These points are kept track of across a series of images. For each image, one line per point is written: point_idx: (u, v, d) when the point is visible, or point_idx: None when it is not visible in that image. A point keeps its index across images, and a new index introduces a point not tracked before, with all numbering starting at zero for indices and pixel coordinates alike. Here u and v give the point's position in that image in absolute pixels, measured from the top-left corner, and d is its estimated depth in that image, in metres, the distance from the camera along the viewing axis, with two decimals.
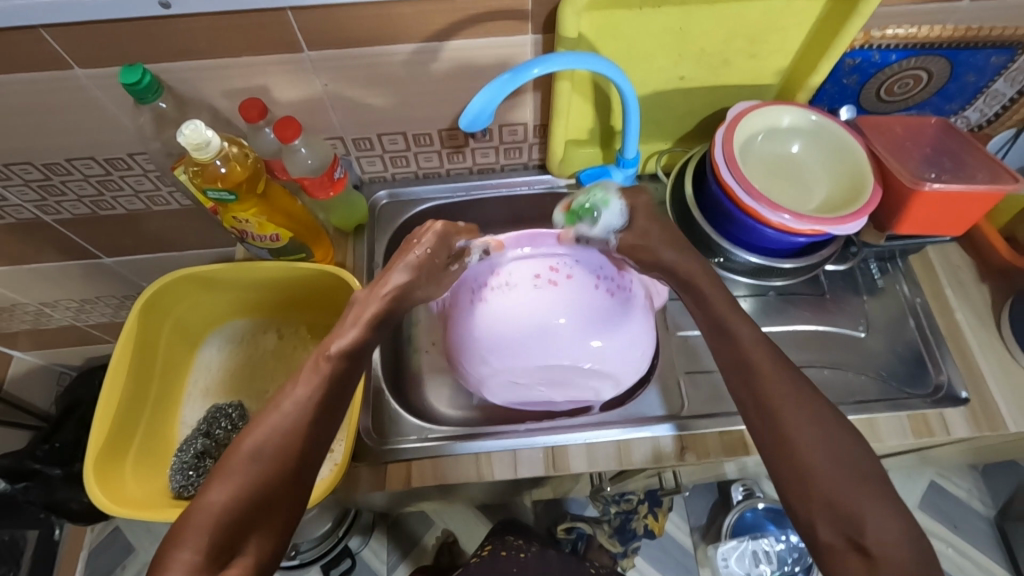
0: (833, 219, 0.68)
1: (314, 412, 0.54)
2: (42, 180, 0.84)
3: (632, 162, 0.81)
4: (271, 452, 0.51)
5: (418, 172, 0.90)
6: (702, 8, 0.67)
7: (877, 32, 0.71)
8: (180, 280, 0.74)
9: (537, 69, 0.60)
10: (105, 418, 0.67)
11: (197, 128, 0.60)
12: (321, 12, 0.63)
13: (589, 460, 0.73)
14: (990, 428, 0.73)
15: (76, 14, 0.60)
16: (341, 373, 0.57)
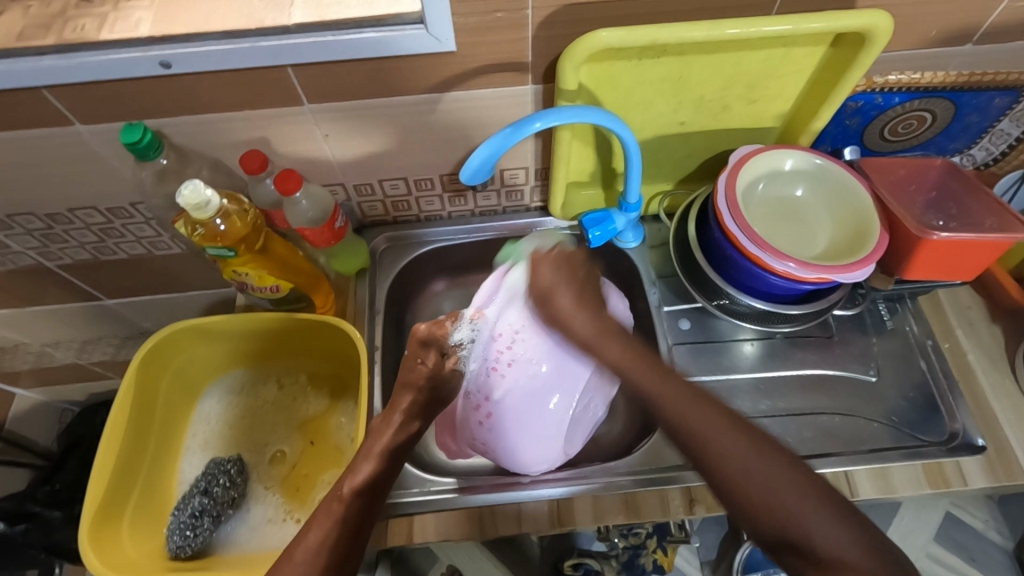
0: (840, 268, 0.67)
1: (328, 552, 0.55)
2: (44, 229, 0.84)
3: (635, 206, 0.80)
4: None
5: (419, 215, 0.89)
6: (703, 57, 0.66)
7: (880, 78, 0.71)
8: (179, 331, 0.74)
9: (538, 124, 0.60)
10: (101, 478, 0.66)
11: (196, 188, 0.60)
12: (319, 68, 0.63)
13: (595, 514, 0.71)
14: (1009, 478, 0.70)
15: (77, 75, 0.60)
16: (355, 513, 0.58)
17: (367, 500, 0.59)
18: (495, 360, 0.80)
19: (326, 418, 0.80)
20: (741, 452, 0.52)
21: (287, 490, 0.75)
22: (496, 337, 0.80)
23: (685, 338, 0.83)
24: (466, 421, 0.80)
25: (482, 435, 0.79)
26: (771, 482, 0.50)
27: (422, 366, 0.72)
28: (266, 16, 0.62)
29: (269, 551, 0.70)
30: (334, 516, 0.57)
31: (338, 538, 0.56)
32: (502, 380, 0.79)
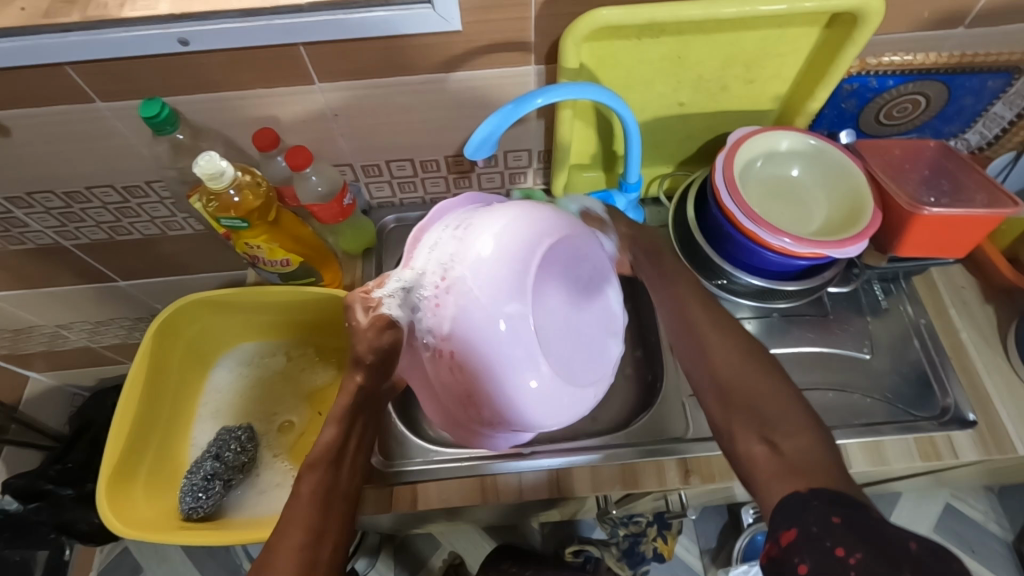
0: (833, 243, 0.69)
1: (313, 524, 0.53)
2: (63, 208, 0.87)
3: (635, 185, 0.81)
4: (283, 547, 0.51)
5: (425, 196, 0.92)
6: (700, 38, 0.69)
7: (873, 59, 0.73)
8: (192, 303, 0.76)
9: (540, 99, 0.62)
10: (117, 441, 0.68)
11: (211, 158, 0.62)
12: (331, 46, 0.65)
13: (594, 483, 0.73)
14: (999, 452, 0.72)
15: (99, 52, 0.62)
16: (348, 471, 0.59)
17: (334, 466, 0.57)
18: (429, 309, 0.61)
19: (333, 389, 0.82)
20: (745, 380, 0.57)
21: (295, 458, 0.78)
22: (422, 288, 0.61)
23: None
24: (432, 381, 0.64)
25: (481, 413, 0.63)
26: (769, 404, 0.54)
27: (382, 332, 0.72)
28: None
29: (278, 514, 0.73)
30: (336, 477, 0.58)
31: (318, 500, 0.55)
32: (443, 327, 0.60)
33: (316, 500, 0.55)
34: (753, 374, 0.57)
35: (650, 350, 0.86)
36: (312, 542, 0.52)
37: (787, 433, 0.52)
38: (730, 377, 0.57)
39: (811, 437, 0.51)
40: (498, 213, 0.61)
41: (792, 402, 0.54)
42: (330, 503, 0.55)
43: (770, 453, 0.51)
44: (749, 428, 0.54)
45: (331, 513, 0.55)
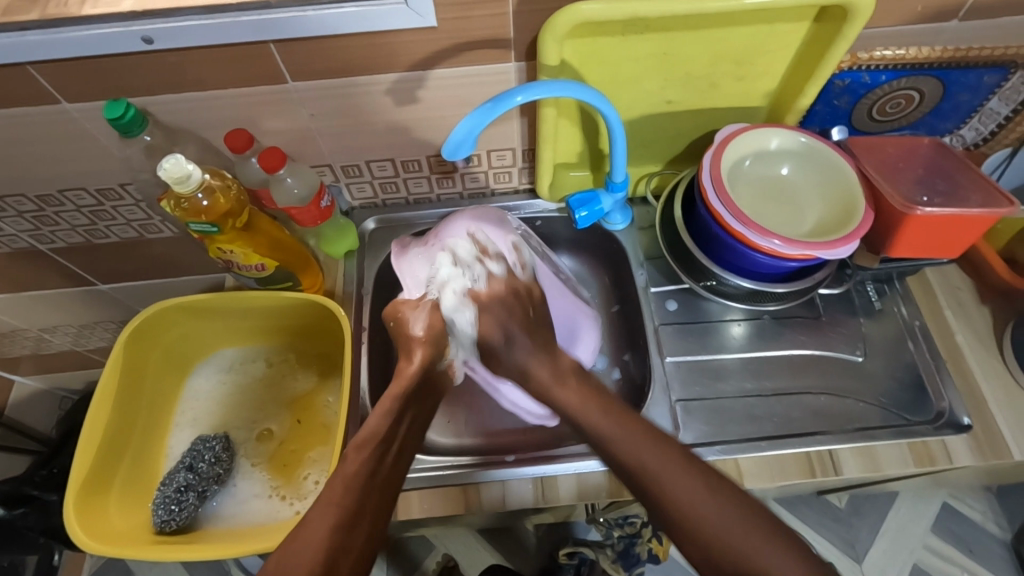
0: (823, 244, 0.67)
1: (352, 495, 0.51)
2: (36, 211, 0.85)
3: (621, 185, 0.80)
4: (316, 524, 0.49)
5: (408, 197, 0.89)
6: (685, 33, 0.66)
7: (864, 54, 0.71)
8: (167, 308, 0.74)
9: (519, 97, 0.60)
10: (87, 453, 0.66)
11: (178, 161, 0.60)
12: (302, 44, 0.63)
13: (579, 491, 0.72)
14: (995, 457, 0.70)
15: (61, 51, 0.60)
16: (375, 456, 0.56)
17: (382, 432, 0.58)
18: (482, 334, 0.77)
19: (313, 396, 0.80)
20: (659, 463, 0.53)
21: (274, 467, 0.76)
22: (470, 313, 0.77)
23: (672, 319, 0.83)
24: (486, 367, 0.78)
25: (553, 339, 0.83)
26: (680, 482, 0.51)
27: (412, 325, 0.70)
28: None
29: (254, 526, 0.71)
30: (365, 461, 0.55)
31: (354, 491, 0.51)
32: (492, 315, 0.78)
33: (358, 491, 0.52)
34: (648, 448, 0.54)
35: (638, 354, 0.84)
36: (348, 523, 0.49)
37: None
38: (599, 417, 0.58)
39: (695, 471, 0.52)
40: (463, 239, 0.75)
41: (713, 484, 0.51)
42: (369, 490, 0.52)
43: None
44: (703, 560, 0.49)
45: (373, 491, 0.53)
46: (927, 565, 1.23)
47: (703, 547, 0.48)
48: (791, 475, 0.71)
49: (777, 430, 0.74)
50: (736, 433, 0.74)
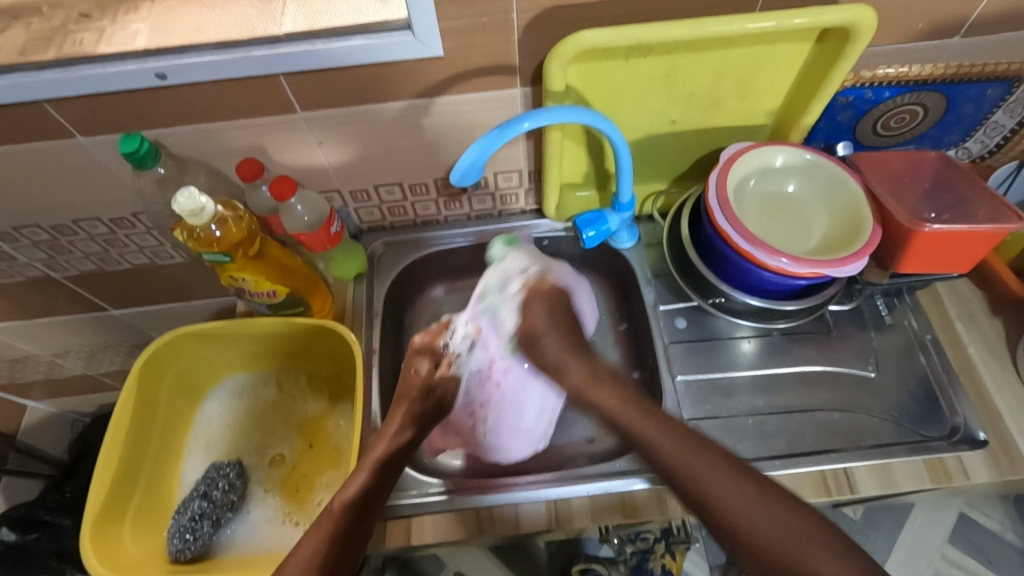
0: (832, 262, 0.67)
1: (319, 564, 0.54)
2: (50, 241, 0.86)
3: (628, 205, 0.81)
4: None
5: (415, 219, 0.90)
6: (688, 56, 0.67)
7: (868, 72, 0.71)
8: (179, 337, 0.75)
9: (526, 124, 0.61)
10: (102, 483, 0.67)
11: (191, 195, 0.61)
12: (310, 76, 0.64)
13: (592, 513, 0.71)
14: (1013, 473, 0.69)
15: (76, 89, 0.61)
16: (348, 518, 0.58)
17: (364, 496, 0.60)
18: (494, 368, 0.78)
19: (324, 420, 0.81)
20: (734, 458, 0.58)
21: (286, 493, 0.76)
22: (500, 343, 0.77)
23: (681, 336, 0.83)
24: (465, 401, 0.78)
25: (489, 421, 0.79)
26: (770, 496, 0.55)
27: (415, 374, 0.73)
28: (258, 26, 0.64)
29: (266, 553, 0.71)
30: (324, 528, 0.57)
31: (335, 543, 0.56)
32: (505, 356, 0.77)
33: (336, 539, 0.56)
34: (701, 456, 0.56)
35: (649, 371, 0.84)
36: (337, 549, 0.56)
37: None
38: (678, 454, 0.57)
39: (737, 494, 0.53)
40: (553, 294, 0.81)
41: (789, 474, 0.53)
42: (348, 540, 0.57)
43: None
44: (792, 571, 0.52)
45: (350, 550, 0.57)
46: None
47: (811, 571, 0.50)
48: (806, 493, 0.70)
49: (790, 447, 0.74)
50: (749, 451, 0.74)
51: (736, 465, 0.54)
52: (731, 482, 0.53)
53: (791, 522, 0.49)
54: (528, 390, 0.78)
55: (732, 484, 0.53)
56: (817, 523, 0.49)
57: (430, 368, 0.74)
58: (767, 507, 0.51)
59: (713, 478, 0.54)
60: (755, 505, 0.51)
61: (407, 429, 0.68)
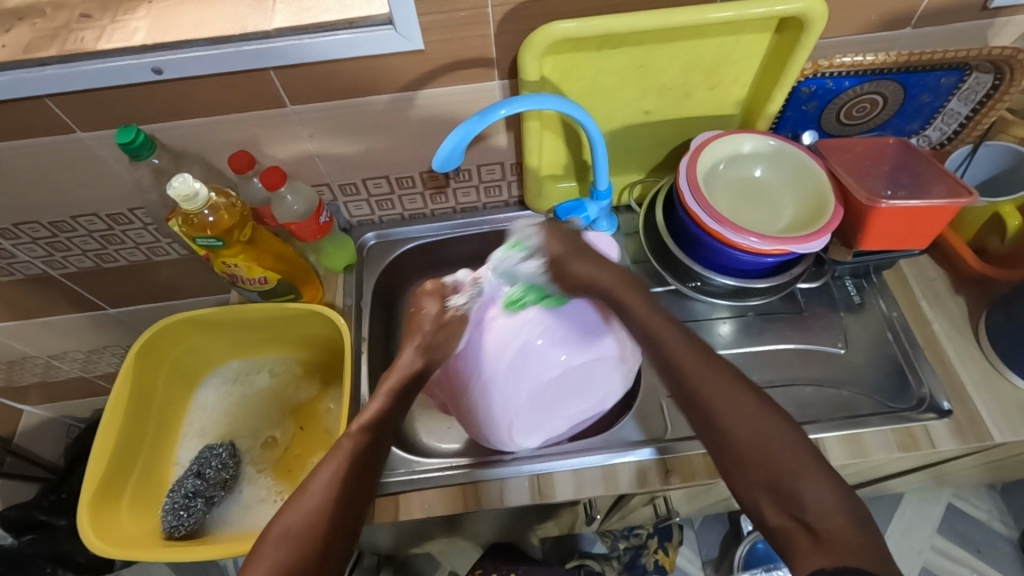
0: (796, 239, 0.71)
1: (323, 525, 0.53)
2: (50, 237, 0.89)
3: (606, 193, 0.83)
4: (295, 531, 0.53)
5: (403, 213, 0.93)
6: (655, 47, 0.71)
7: (825, 61, 0.75)
8: (176, 322, 0.78)
9: (503, 110, 0.64)
10: (100, 462, 0.69)
11: (185, 180, 0.65)
12: (299, 70, 0.68)
13: (575, 487, 0.74)
14: (976, 440, 0.72)
15: (77, 84, 0.65)
16: (362, 449, 0.59)
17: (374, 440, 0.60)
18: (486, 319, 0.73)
19: (316, 404, 0.84)
20: (744, 415, 0.56)
21: (279, 473, 0.79)
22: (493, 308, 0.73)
23: None
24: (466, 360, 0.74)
25: (484, 386, 0.74)
26: (760, 442, 0.55)
27: (421, 313, 0.69)
28: (249, 24, 0.68)
29: (258, 529, 0.74)
30: (344, 454, 0.58)
31: (340, 496, 0.55)
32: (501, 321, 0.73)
33: (348, 487, 0.56)
34: (717, 379, 0.58)
35: None
36: (343, 501, 0.56)
37: (818, 511, 0.51)
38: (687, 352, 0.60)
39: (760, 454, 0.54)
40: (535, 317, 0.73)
41: (801, 452, 0.54)
42: (354, 493, 0.57)
43: (801, 530, 0.51)
44: (773, 501, 0.53)
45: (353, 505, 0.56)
46: (935, 567, 1.24)
47: (786, 498, 0.52)
48: None
49: None
50: None
51: (747, 387, 0.58)
52: (742, 407, 0.56)
53: (782, 443, 0.54)
54: (519, 375, 0.73)
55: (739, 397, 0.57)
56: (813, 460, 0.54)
57: (437, 310, 0.69)
58: (770, 429, 0.55)
59: (732, 401, 0.57)
60: (765, 426, 0.55)
61: (419, 360, 0.67)
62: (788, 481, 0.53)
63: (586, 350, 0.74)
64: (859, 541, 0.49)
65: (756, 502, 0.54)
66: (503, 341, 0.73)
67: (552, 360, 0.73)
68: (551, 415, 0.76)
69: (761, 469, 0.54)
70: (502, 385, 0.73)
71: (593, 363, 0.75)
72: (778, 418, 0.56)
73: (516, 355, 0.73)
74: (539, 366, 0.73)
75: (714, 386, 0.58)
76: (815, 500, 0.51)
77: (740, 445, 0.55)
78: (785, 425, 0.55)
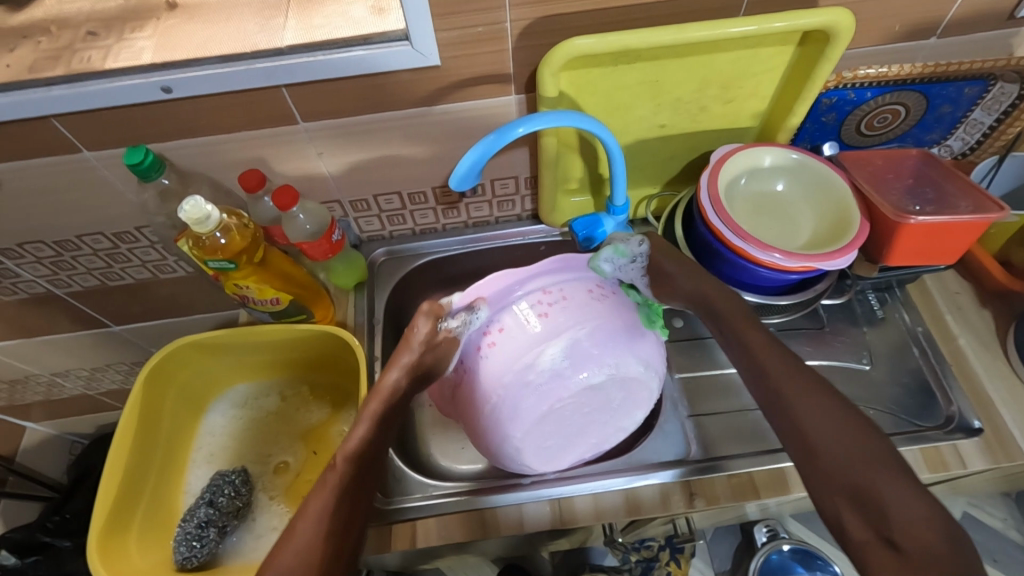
0: (822, 256, 0.69)
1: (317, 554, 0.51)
2: (54, 256, 0.87)
3: (621, 207, 0.79)
4: (284, 571, 0.50)
5: (414, 228, 0.92)
6: (675, 61, 0.70)
7: (848, 73, 0.73)
8: (185, 346, 0.76)
9: (522, 128, 0.62)
10: (108, 493, 0.68)
11: (197, 203, 0.63)
12: (311, 88, 0.66)
13: (596, 512, 0.72)
14: (1008, 460, 0.70)
15: (83, 104, 0.63)
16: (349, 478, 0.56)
17: (363, 464, 0.57)
18: (494, 328, 0.66)
19: (327, 427, 0.82)
20: (816, 414, 0.55)
21: (291, 500, 0.77)
22: (510, 309, 0.66)
23: (679, 336, 0.86)
24: (463, 380, 0.69)
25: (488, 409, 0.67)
26: (841, 443, 0.52)
27: (413, 332, 0.62)
28: (260, 40, 0.67)
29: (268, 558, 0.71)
30: (330, 484, 0.55)
31: (332, 528, 0.53)
32: (511, 332, 0.65)
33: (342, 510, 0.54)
34: (791, 376, 0.58)
35: None
36: (338, 532, 0.53)
37: (905, 526, 0.47)
38: (774, 364, 0.59)
39: (857, 442, 0.52)
40: (576, 318, 0.65)
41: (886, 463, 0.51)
42: (352, 521, 0.55)
43: (884, 548, 0.47)
44: (855, 513, 0.50)
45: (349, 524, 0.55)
46: None
47: (871, 510, 0.49)
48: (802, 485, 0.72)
49: None
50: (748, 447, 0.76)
51: (830, 395, 0.56)
52: (823, 406, 0.55)
53: (863, 450, 0.52)
54: (528, 402, 0.65)
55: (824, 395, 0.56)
56: (903, 474, 0.50)
57: (431, 329, 0.63)
58: (850, 435, 0.53)
59: (803, 401, 0.56)
60: (842, 430, 0.53)
61: (405, 379, 0.62)
62: (872, 491, 0.49)
63: (615, 362, 0.66)
64: (951, 559, 0.45)
65: (837, 511, 0.51)
66: (512, 363, 0.65)
67: (569, 381, 0.65)
68: (557, 440, 0.70)
69: (844, 477, 0.51)
70: (507, 409, 0.66)
71: (622, 379, 0.68)
72: (857, 423, 0.53)
73: (524, 376, 0.65)
74: (558, 388, 0.65)
75: (796, 385, 0.57)
76: (901, 510, 0.48)
77: (816, 447, 0.53)
78: (871, 436, 0.53)
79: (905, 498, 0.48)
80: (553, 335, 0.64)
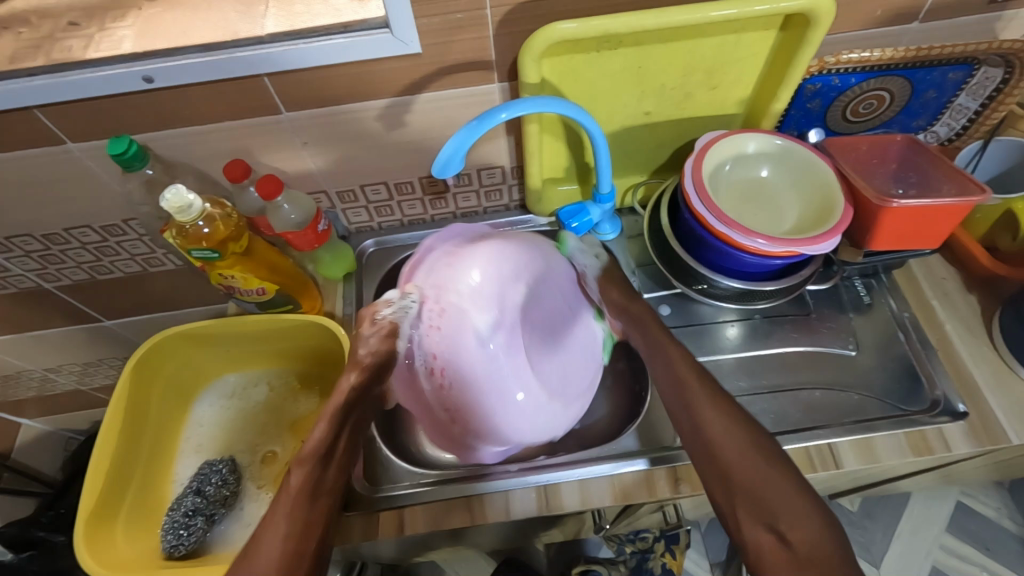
0: (805, 240, 0.69)
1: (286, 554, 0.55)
2: (42, 250, 0.87)
3: (608, 196, 0.82)
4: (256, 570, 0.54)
5: (402, 219, 0.92)
6: (657, 47, 0.70)
7: (831, 58, 0.73)
8: (172, 336, 0.77)
9: (503, 113, 0.62)
10: (95, 482, 0.68)
11: (179, 191, 0.63)
12: (293, 76, 0.66)
13: (582, 498, 0.72)
14: (992, 442, 0.71)
15: (65, 94, 0.63)
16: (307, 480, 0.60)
17: (320, 464, 0.61)
18: (428, 329, 0.74)
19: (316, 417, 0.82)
20: (721, 428, 0.60)
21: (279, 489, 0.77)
22: (426, 305, 0.74)
23: (665, 323, 0.84)
24: (425, 389, 0.77)
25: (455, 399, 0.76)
26: (741, 458, 0.58)
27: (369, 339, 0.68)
28: (241, 29, 0.67)
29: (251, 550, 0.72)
30: (292, 486, 0.59)
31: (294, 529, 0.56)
32: (443, 331, 0.74)
33: (302, 511, 0.58)
34: (695, 392, 0.64)
35: (636, 358, 0.86)
36: (302, 532, 0.57)
37: (792, 523, 0.53)
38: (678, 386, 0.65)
39: (747, 439, 0.59)
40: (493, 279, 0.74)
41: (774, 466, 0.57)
42: (311, 523, 0.58)
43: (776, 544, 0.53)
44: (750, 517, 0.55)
45: (317, 505, 0.60)
46: (946, 567, 1.21)
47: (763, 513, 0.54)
48: None
49: (776, 426, 0.75)
50: None
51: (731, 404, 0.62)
52: (724, 419, 0.61)
53: (757, 457, 0.58)
54: (503, 372, 0.75)
55: (732, 438, 0.59)
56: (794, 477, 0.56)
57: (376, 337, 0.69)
58: (747, 446, 0.59)
59: (708, 412, 0.62)
60: (739, 442, 0.59)
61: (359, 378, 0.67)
62: (762, 494, 0.55)
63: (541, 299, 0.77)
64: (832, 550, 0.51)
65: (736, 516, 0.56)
66: (464, 349, 0.74)
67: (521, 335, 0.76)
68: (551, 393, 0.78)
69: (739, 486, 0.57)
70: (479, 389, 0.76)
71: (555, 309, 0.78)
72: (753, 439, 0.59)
73: (489, 359, 0.75)
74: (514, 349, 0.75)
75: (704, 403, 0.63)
76: (788, 512, 0.54)
77: (721, 457, 0.59)
78: (763, 448, 0.58)
79: (793, 502, 0.54)
80: (484, 309, 0.74)
